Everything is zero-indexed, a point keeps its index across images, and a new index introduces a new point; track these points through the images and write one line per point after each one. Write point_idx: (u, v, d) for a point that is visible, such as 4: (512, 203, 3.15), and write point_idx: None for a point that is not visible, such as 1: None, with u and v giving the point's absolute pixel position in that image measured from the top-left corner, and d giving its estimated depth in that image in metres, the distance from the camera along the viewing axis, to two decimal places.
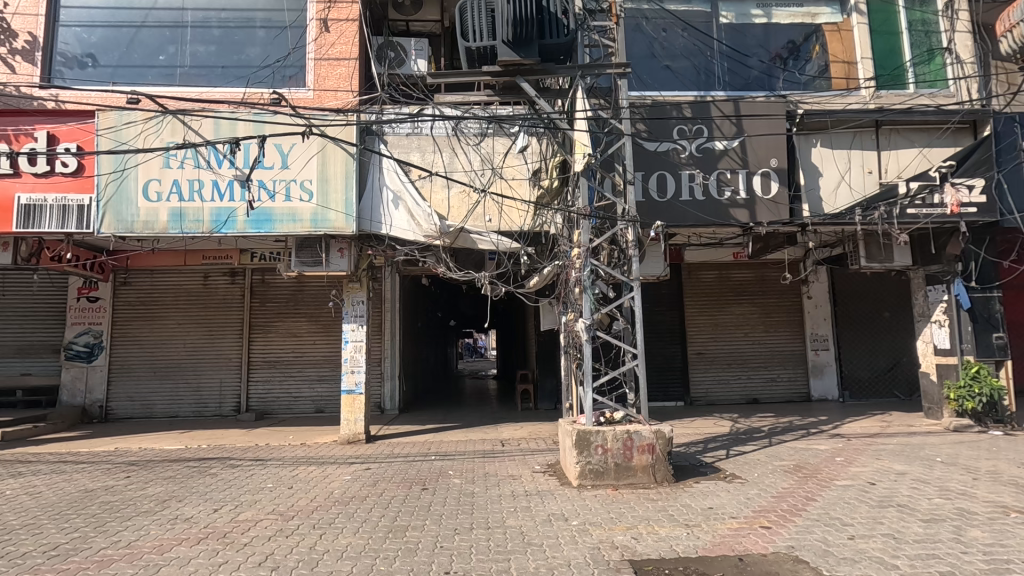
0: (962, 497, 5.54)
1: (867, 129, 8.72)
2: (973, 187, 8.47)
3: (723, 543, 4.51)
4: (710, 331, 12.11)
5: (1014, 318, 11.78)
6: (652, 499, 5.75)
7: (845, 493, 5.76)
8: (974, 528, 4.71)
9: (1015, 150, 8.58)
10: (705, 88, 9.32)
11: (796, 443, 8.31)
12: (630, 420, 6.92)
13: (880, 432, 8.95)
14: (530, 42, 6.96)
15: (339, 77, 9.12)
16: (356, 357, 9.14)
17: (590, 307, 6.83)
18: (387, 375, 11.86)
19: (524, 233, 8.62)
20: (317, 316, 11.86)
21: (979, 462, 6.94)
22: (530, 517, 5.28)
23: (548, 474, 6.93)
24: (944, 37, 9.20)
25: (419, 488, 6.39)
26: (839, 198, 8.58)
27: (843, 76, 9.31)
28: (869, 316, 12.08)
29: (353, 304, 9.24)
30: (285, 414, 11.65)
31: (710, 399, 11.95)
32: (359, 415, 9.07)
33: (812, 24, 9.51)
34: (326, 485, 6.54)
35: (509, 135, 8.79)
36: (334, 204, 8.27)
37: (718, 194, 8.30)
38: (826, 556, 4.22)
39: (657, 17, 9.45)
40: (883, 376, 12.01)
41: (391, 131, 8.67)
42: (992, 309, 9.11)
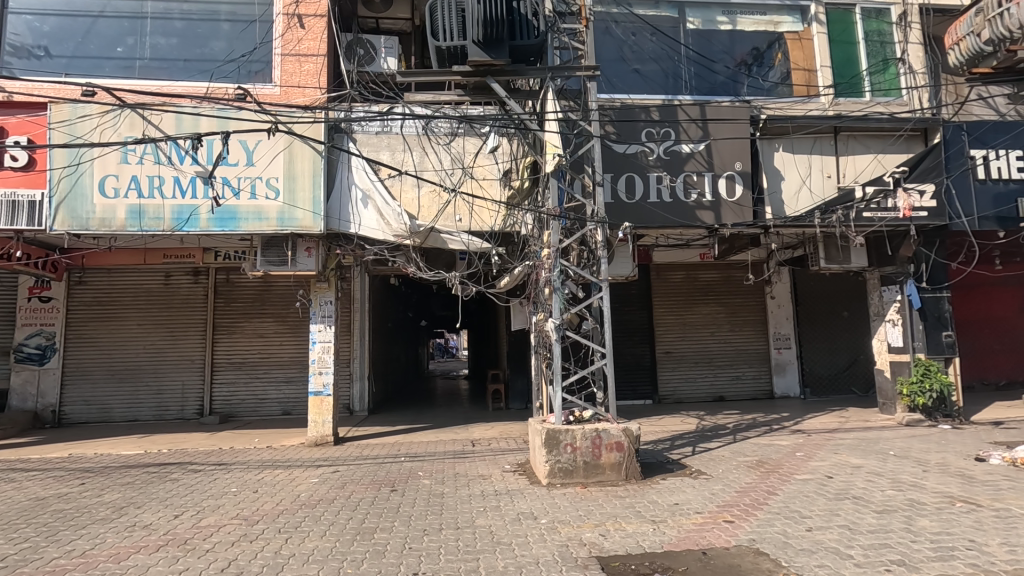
0: (913, 489, 5.80)
1: (827, 135, 9.01)
2: (924, 192, 8.87)
3: (688, 538, 4.62)
4: (677, 330, 12.35)
5: (963, 317, 12.37)
6: (620, 496, 5.84)
7: (805, 487, 5.96)
8: (923, 518, 4.93)
9: (962, 156, 8.99)
10: (672, 92, 9.50)
11: (759, 439, 8.54)
12: (599, 418, 7.01)
13: (838, 427, 9.28)
14: (501, 43, 6.97)
15: (307, 74, 8.97)
16: (324, 358, 9.01)
17: (560, 307, 6.89)
18: (356, 375, 11.72)
19: (494, 234, 8.63)
20: (284, 316, 11.63)
21: (929, 455, 7.27)
22: (499, 517, 5.31)
23: (518, 473, 6.97)
24: (899, 47, 9.63)
25: (388, 489, 6.35)
26: (800, 201, 8.86)
27: (804, 83, 9.60)
28: (829, 315, 12.50)
29: (321, 304, 9.10)
30: (251, 417, 11.39)
31: (678, 397, 12.17)
32: (327, 417, 8.93)
33: (775, 31, 9.77)
34: (292, 488, 6.43)
35: (480, 135, 8.77)
36: (301, 203, 8.13)
37: (684, 197, 8.48)
38: (785, 548, 4.37)
39: (626, 21, 9.58)
40: (842, 374, 12.44)
41: (361, 129, 8.58)
42: (941, 308, 9.54)
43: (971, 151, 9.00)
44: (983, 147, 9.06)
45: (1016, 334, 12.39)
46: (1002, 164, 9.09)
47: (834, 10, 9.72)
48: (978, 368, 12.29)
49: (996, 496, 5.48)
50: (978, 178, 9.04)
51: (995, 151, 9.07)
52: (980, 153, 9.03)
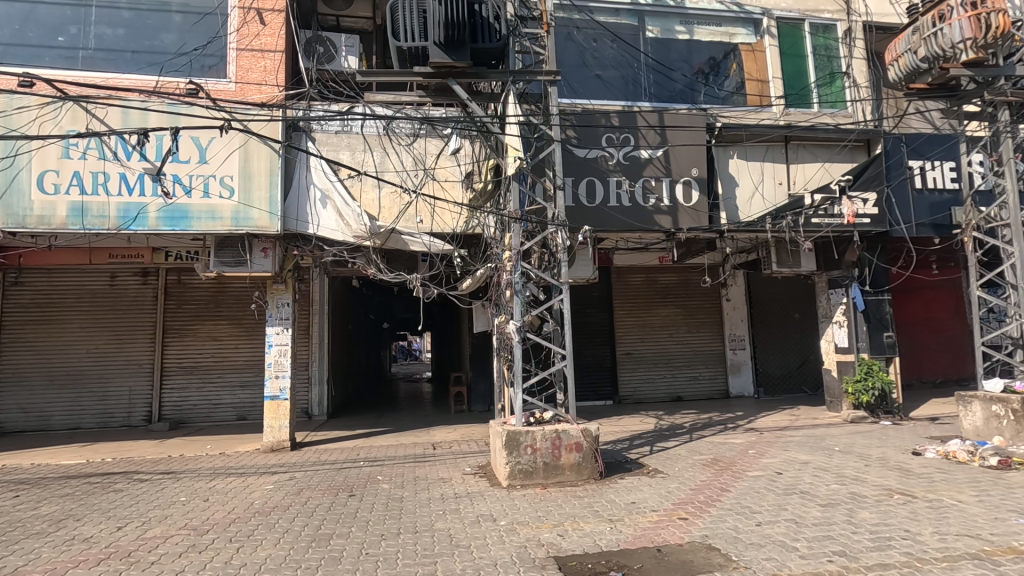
0: (856, 482, 6.09)
1: (778, 143, 9.38)
2: (867, 200, 9.31)
3: (643, 536, 4.71)
4: (637, 332, 12.59)
5: (903, 319, 13.03)
6: (579, 496, 5.91)
7: (756, 483, 6.17)
8: (864, 510, 5.18)
9: (902, 166, 9.48)
10: (632, 99, 9.71)
11: (714, 437, 8.78)
12: (559, 419, 7.07)
13: (789, 424, 9.64)
14: (462, 45, 6.97)
15: (263, 70, 8.74)
16: (281, 361, 8.77)
17: (521, 308, 6.93)
18: (314, 379, 11.48)
19: (456, 235, 8.61)
20: (239, 318, 11.30)
21: (871, 450, 7.64)
22: (458, 519, 5.29)
23: (478, 475, 6.96)
24: (844, 62, 10.12)
25: (346, 495, 6.25)
26: (753, 206, 9.18)
27: (757, 93, 9.95)
28: (781, 317, 12.99)
29: (277, 306, 8.86)
30: (203, 423, 11.00)
31: (638, 397, 12.39)
32: (284, 422, 8.71)
33: (730, 43, 10.08)
34: (245, 496, 6.25)
35: (442, 136, 8.74)
36: (257, 203, 7.92)
37: (643, 201, 8.66)
38: (735, 542, 4.52)
39: (587, 27, 9.71)
40: (793, 373, 12.92)
41: (320, 128, 8.45)
42: (883, 311, 10.05)
43: (910, 162, 9.52)
44: (920, 157, 9.58)
45: (951, 335, 13.13)
46: (937, 175, 9.65)
47: (785, 23, 10.13)
48: (917, 368, 12.98)
49: (930, 487, 5.81)
50: (916, 187, 9.56)
51: (931, 161, 9.61)
52: (917, 163, 9.56)
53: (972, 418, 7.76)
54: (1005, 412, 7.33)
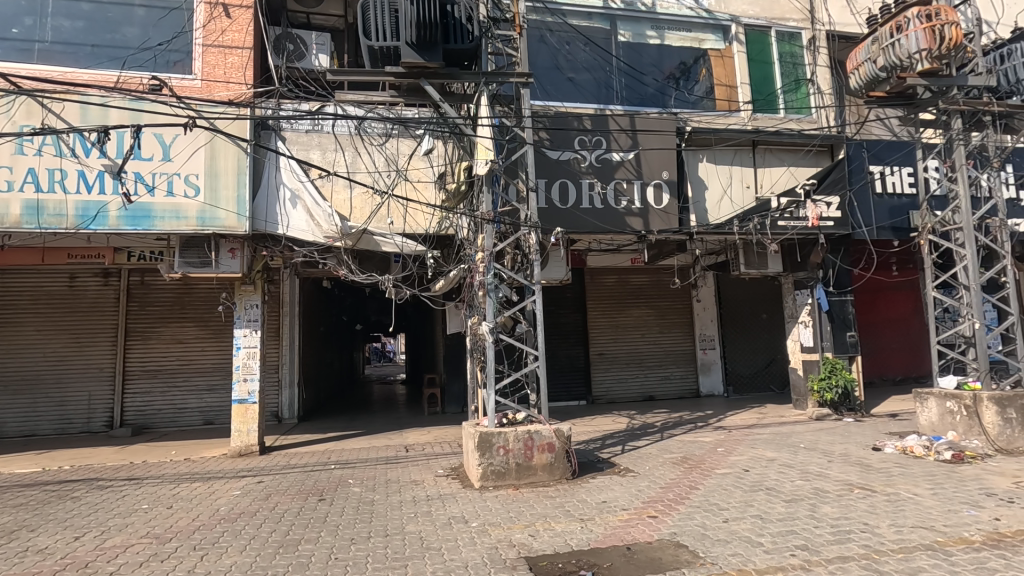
0: (819, 478, 6.27)
1: (746, 147, 9.58)
2: (831, 203, 9.60)
3: (613, 535, 4.76)
4: (611, 332, 12.71)
5: (865, 318, 13.46)
6: (551, 496, 5.94)
7: (724, 481, 6.30)
8: (826, 505, 5.34)
9: (863, 171, 9.82)
10: (604, 102, 9.82)
11: (685, 436, 8.93)
12: (532, 420, 7.09)
13: (756, 422, 9.87)
14: (434, 46, 6.95)
15: (231, 67, 8.55)
16: (249, 364, 8.60)
17: (494, 310, 6.94)
18: (285, 382, 11.28)
19: (429, 236, 8.56)
20: (206, 320, 11.04)
21: (834, 446, 7.87)
22: (430, 522, 5.27)
23: (451, 477, 6.94)
24: (808, 69, 10.44)
25: (316, 499, 6.16)
26: (721, 209, 9.38)
27: (726, 98, 10.17)
28: (749, 317, 13.28)
29: (246, 307, 8.68)
30: (167, 428, 10.70)
31: (610, 397, 12.51)
32: (253, 426, 8.53)
33: (700, 48, 10.27)
34: (211, 502, 6.10)
35: (414, 137, 8.70)
36: (224, 202, 7.75)
37: (615, 203, 8.76)
38: (702, 539, 4.60)
39: (560, 30, 9.76)
40: (761, 372, 13.22)
41: (289, 127, 8.32)
42: (845, 311, 10.37)
43: (870, 167, 9.85)
44: (880, 163, 9.92)
45: (910, 334, 13.61)
46: (896, 179, 10.00)
47: (753, 30, 10.38)
48: (878, 366, 13.42)
49: (888, 482, 6.02)
50: (876, 191, 9.90)
51: (889, 167, 9.97)
52: (877, 169, 9.91)
53: (928, 414, 8.05)
54: (958, 408, 7.64)
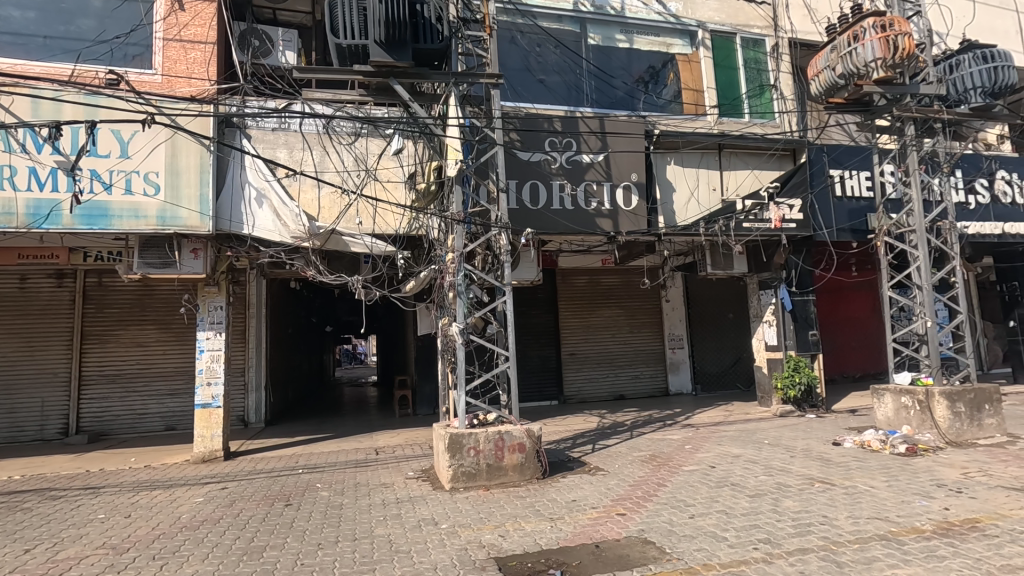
0: (782, 473, 6.45)
1: (712, 150, 9.79)
2: (793, 206, 9.89)
3: (582, 533, 4.81)
4: (582, 332, 12.82)
5: (827, 317, 13.90)
6: (521, 496, 5.96)
7: (690, 477, 6.43)
8: (788, 499, 5.49)
9: (824, 174, 10.14)
10: (574, 103, 9.90)
11: (653, 434, 9.07)
12: (503, 420, 7.09)
13: (723, 420, 10.09)
14: (404, 45, 6.91)
15: (193, 62, 8.32)
16: (213, 367, 8.38)
17: (464, 311, 6.92)
18: (251, 385, 11.03)
19: (399, 237, 8.50)
20: (167, 323, 10.71)
21: (797, 442, 8.10)
22: (399, 524, 5.23)
23: (422, 479, 6.89)
24: (772, 75, 10.76)
25: (282, 504, 6.04)
26: (689, 210, 9.57)
27: (693, 101, 10.36)
28: (717, 317, 13.58)
29: (210, 309, 8.44)
30: (127, 434, 10.34)
31: (582, 397, 12.62)
32: (217, 431, 8.30)
33: (668, 53, 10.43)
34: (172, 510, 5.93)
35: (384, 136, 8.63)
36: (186, 201, 7.54)
37: (585, 205, 8.84)
38: (669, 535, 4.68)
39: (531, 32, 9.78)
40: (728, 370, 13.53)
41: (255, 124, 8.16)
42: (807, 310, 10.69)
43: (830, 170, 10.18)
44: (840, 167, 10.27)
45: (869, 333, 14.13)
46: (855, 183, 10.36)
47: (718, 37, 10.61)
48: (840, 363, 13.88)
49: (846, 475, 6.24)
50: (836, 195, 10.23)
51: (848, 171, 10.32)
52: (837, 172, 10.24)
53: (884, 409, 8.36)
54: (912, 403, 7.96)
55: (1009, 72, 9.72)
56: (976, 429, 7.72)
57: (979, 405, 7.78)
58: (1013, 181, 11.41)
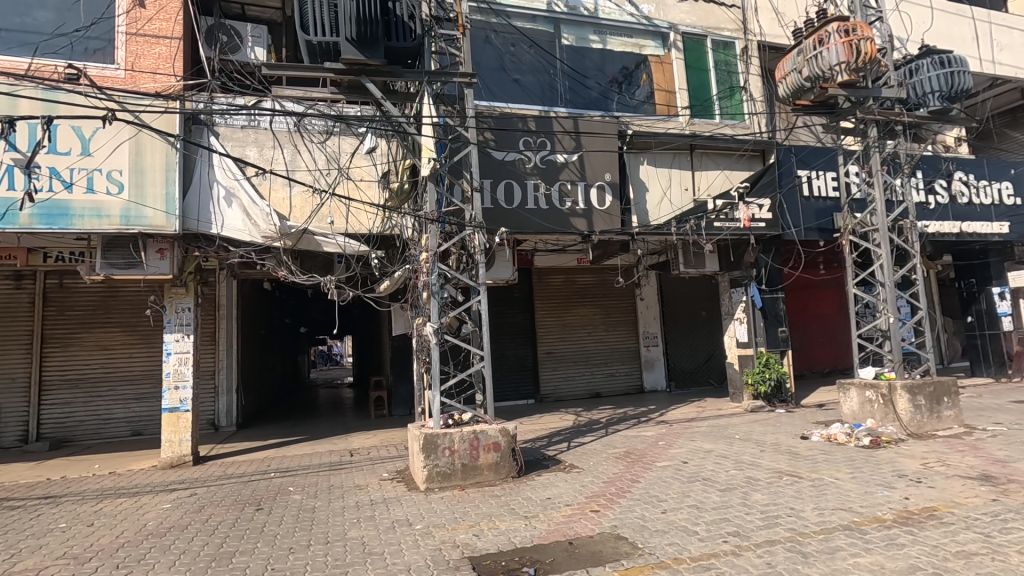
0: (752, 467, 6.59)
1: (684, 151, 9.95)
2: (762, 205, 10.10)
3: (556, 530, 4.84)
4: (558, 331, 12.89)
5: (796, 314, 14.24)
6: (496, 495, 5.97)
7: (663, 473, 6.53)
8: (757, 492, 5.62)
9: (791, 175, 10.40)
10: (549, 103, 9.94)
11: (628, 431, 9.18)
12: (478, 420, 7.08)
13: (696, 416, 10.26)
14: (376, 43, 6.86)
15: (158, 58, 8.12)
16: (181, 370, 8.18)
17: (438, 310, 6.89)
18: (222, 388, 10.80)
19: (372, 236, 8.43)
20: (133, 325, 10.43)
21: (766, 437, 8.28)
22: (373, 526, 5.19)
23: (396, 480, 6.84)
24: (741, 77, 10.98)
25: (253, 509, 5.93)
26: (661, 210, 9.72)
27: (665, 103, 10.51)
28: (690, 315, 13.82)
29: (177, 311, 8.22)
30: (91, 441, 10.02)
31: (558, 395, 12.68)
32: (185, 436, 8.11)
33: (640, 54, 10.54)
34: (138, 517, 5.77)
35: (356, 135, 8.55)
36: (151, 200, 7.34)
37: (559, 204, 8.88)
38: (642, 530, 4.75)
39: (505, 32, 9.77)
40: (701, 367, 13.78)
41: (223, 122, 8.00)
42: (777, 308, 10.95)
43: (798, 171, 10.44)
44: (807, 168, 10.53)
45: (837, 329, 14.52)
46: (821, 183, 10.64)
47: (690, 38, 10.76)
48: (808, 360, 14.25)
49: (813, 468, 6.41)
50: (804, 195, 10.49)
51: (815, 171, 10.59)
52: (804, 173, 10.50)
53: (850, 403, 8.60)
54: (876, 397, 8.21)
55: (964, 78, 10.13)
56: (935, 421, 8.01)
57: (939, 398, 8.07)
58: (969, 182, 11.85)
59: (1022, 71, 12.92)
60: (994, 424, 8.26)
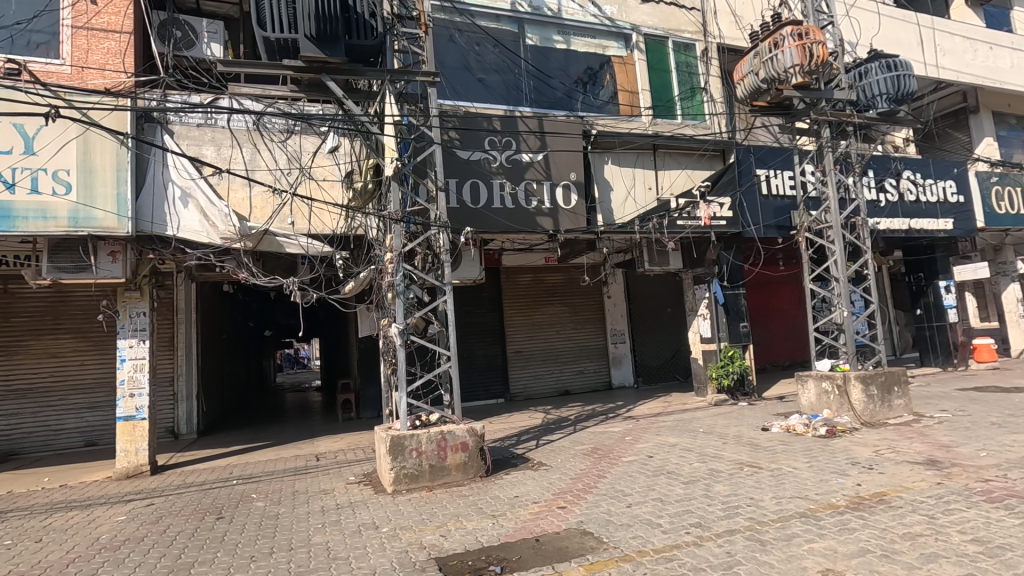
0: (714, 459, 6.76)
1: (647, 150, 10.15)
2: (722, 204, 10.36)
3: (523, 528, 4.86)
4: (527, 330, 12.94)
5: (757, 309, 14.65)
6: (463, 495, 5.97)
7: (629, 468, 6.63)
8: (719, 484, 5.77)
9: (751, 174, 10.68)
10: (513, 103, 9.97)
11: (596, 428, 9.28)
12: (445, 420, 7.05)
13: (662, 411, 10.46)
14: (336, 41, 6.74)
15: (106, 53, 7.82)
16: (136, 377, 7.89)
17: (403, 311, 6.83)
18: (181, 395, 10.47)
19: (336, 237, 8.31)
20: (85, 332, 10.02)
21: (729, 429, 8.50)
22: (338, 531, 5.12)
23: (363, 483, 6.76)
24: (702, 78, 11.24)
25: (214, 518, 5.76)
26: (626, 208, 9.91)
27: (628, 103, 10.65)
28: (656, 311, 14.08)
29: (131, 316, 7.92)
30: (41, 453, 9.57)
31: (527, 394, 12.73)
32: (142, 445, 7.82)
33: (604, 55, 10.67)
34: (89, 532, 5.53)
35: (319, 134, 8.41)
36: (101, 201, 7.06)
37: (526, 203, 8.92)
38: (607, 525, 4.81)
39: (469, 31, 9.74)
40: (668, 362, 14.05)
41: (178, 120, 7.77)
42: (738, 304, 11.23)
43: (757, 170, 10.74)
44: (765, 167, 10.84)
45: (796, 323, 15.01)
46: (779, 182, 10.97)
47: (651, 39, 10.94)
48: (770, 353, 14.67)
49: (772, 458, 6.62)
50: (763, 193, 10.79)
51: (773, 170, 10.91)
52: (763, 172, 10.81)
53: (807, 395, 8.91)
54: (832, 388, 8.52)
55: (909, 81, 10.59)
56: (886, 409, 8.35)
57: (890, 387, 8.42)
58: (916, 181, 12.40)
59: (963, 74, 13.57)
60: (940, 411, 8.67)
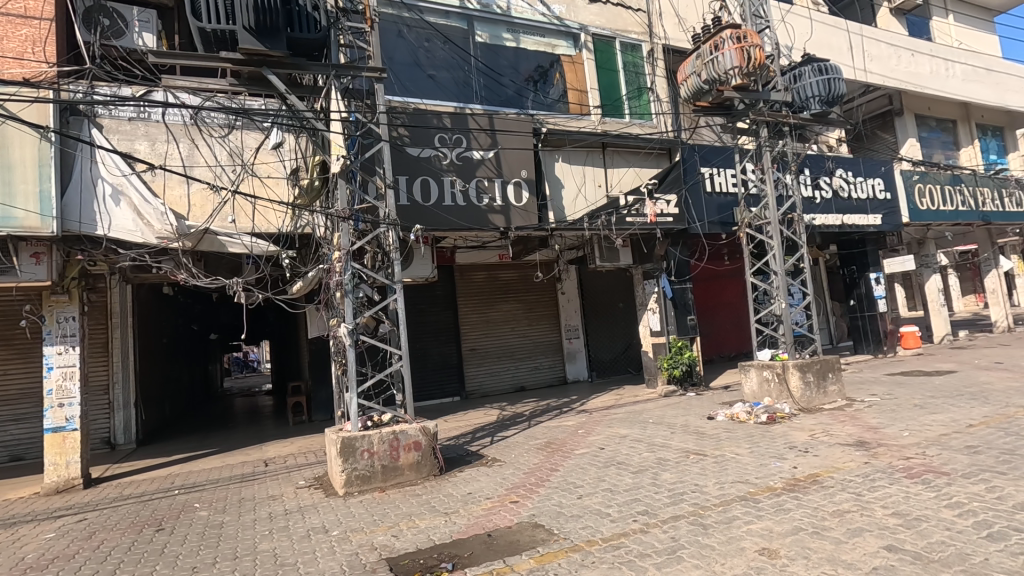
0: (662, 448, 6.97)
1: (596, 149, 10.34)
2: (669, 201, 10.68)
3: (475, 524, 4.89)
4: (481, 328, 12.96)
5: (704, 302, 15.15)
6: (416, 494, 5.93)
7: (581, 460, 6.76)
8: (666, 472, 5.95)
9: (695, 171, 11.05)
10: (464, 101, 9.95)
11: (550, 422, 9.40)
12: (398, 420, 6.97)
13: (614, 403, 10.68)
14: (277, 33, 6.56)
15: (25, 40, 7.32)
16: (64, 386, 7.43)
17: (352, 310, 6.70)
18: (117, 404, 9.93)
19: (282, 235, 8.07)
20: (6, 340, 9.35)
21: (677, 419, 8.77)
22: (286, 536, 5.00)
23: (314, 487, 6.61)
24: (648, 79, 11.52)
25: (153, 530, 5.52)
26: (577, 205, 10.04)
27: (577, 101, 10.80)
28: (608, 307, 14.42)
29: (58, 321, 7.44)
30: None
31: (483, 390, 12.76)
32: (73, 457, 7.38)
33: (553, 53, 10.76)
34: (13, 551, 5.19)
35: (262, 129, 8.10)
36: (21, 199, 6.60)
37: (477, 201, 8.92)
38: (558, 517, 4.90)
39: (417, 27, 9.63)
40: (620, 356, 14.42)
41: (107, 113, 7.37)
42: (685, 297, 11.60)
43: (701, 168, 11.12)
44: (708, 165, 11.23)
45: (740, 315, 15.64)
46: (722, 180, 11.41)
47: (599, 40, 11.13)
48: (716, 345, 15.23)
49: (717, 446, 6.87)
50: (707, 191, 11.17)
51: (716, 168, 11.33)
52: (706, 170, 11.19)
53: (750, 384, 9.30)
54: (772, 376, 8.94)
55: (839, 84, 11.18)
56: (822, 395, 8.82)
57: (825, 374, 8.89)
58: (848, 178, 13.12)
59: (889, 79, 14.45)
60: (870, 396, 9.22)
